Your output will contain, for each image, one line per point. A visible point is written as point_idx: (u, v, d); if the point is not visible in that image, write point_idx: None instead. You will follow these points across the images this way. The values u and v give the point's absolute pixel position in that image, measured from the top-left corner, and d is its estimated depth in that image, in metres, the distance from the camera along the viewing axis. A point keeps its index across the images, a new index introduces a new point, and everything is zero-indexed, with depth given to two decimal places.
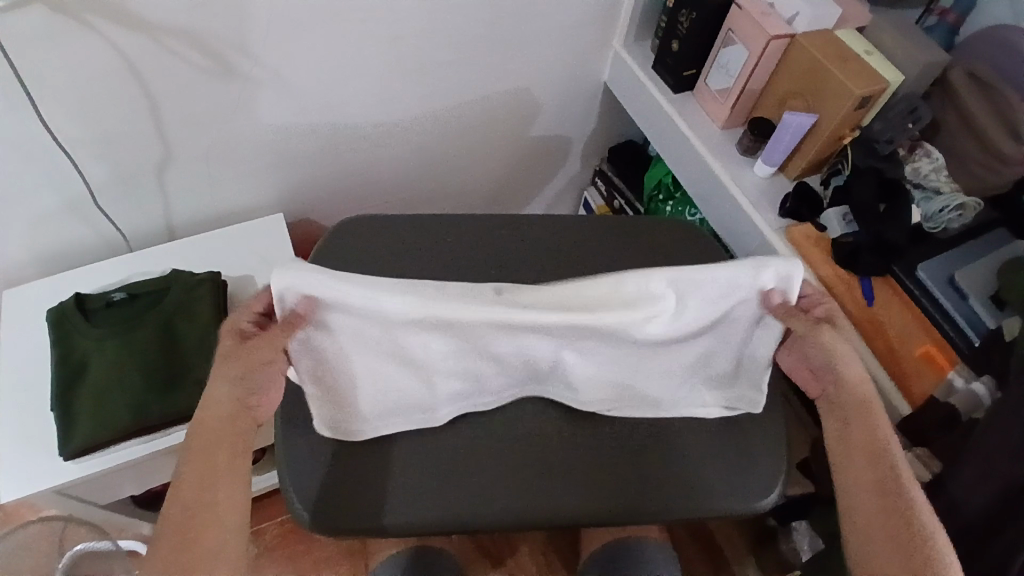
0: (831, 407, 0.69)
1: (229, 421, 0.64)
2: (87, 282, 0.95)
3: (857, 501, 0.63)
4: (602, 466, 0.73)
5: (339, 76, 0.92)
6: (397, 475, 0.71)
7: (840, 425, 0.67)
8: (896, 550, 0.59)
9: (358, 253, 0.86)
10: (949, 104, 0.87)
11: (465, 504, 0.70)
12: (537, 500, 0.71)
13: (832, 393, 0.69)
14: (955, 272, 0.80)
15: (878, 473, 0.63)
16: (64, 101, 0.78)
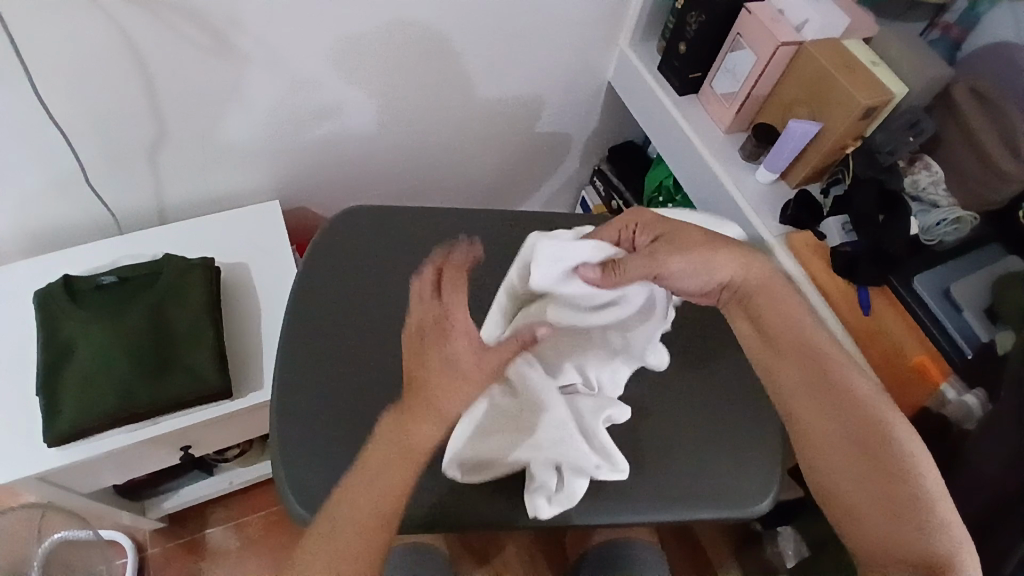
0: (737, 297, 0.72)
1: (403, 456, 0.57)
2: (75, 264, 0.93)
3: (782, 380, 0.68)
4: (644, 460, 0.75)
5: (342, 63, 0.90)
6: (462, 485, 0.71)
7: (747, 313, 0.71)
8: (816, 406, 0.64)
9: (358, 246, 0.85)
10: (951, 118, 0.88)
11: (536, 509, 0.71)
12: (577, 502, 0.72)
13: (735, 286, 0.72)
14: (950, 285, 0.82)
15: (794, 354, 0.68)
16: (59, 75, 0.75)
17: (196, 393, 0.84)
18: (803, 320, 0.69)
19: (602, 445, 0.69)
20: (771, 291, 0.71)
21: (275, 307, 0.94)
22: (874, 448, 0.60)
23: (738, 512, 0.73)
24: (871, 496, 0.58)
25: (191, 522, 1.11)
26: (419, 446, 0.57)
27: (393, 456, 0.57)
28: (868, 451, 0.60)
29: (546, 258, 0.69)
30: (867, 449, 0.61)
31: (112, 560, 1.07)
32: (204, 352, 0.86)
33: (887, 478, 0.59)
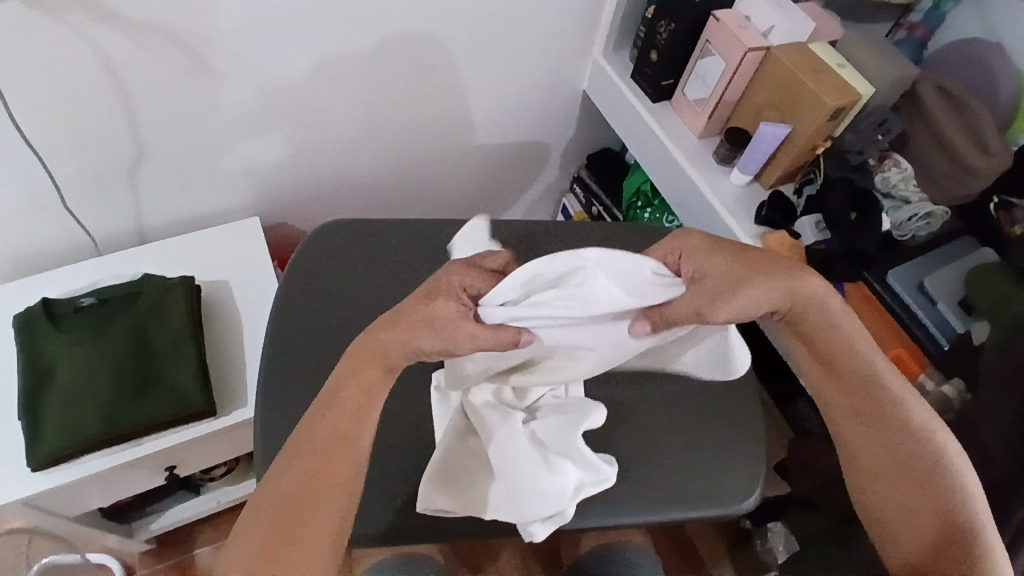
0: (794, 324, 0.67)
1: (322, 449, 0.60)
2: (54, 287, 0.92)
3: (834, 410, 0.69)
4: (631, 462, 0.75)
5: (320, 78, 0.91)
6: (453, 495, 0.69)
7: (803, 339, 0.69)
8: (870, 447, 0.67)
9: (339, 258, 0.85)
10: (918, 117, 0.90)
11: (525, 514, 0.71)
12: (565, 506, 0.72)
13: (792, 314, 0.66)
14: (924, 279, 0.83)
15: (847, 390, 0.68)
16: (35, 97, 0.75)
17: (180, 412, 0.83)
18: (863, 348, 0.67)
19: (587, 460, 0.70)
20: (823, 306, 0.65)
21: (258, 323, 0.94)
22: (923, 489, 0.64)
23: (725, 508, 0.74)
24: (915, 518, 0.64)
25: (180, 544, 1.10)
26: (337, 471, 0.60)
27: (307, 460, 0.59)
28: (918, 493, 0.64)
29: (582, 281, 0.61)
30: (917, 490, 0.64)
31: None
32: (186, 370, 0.85)
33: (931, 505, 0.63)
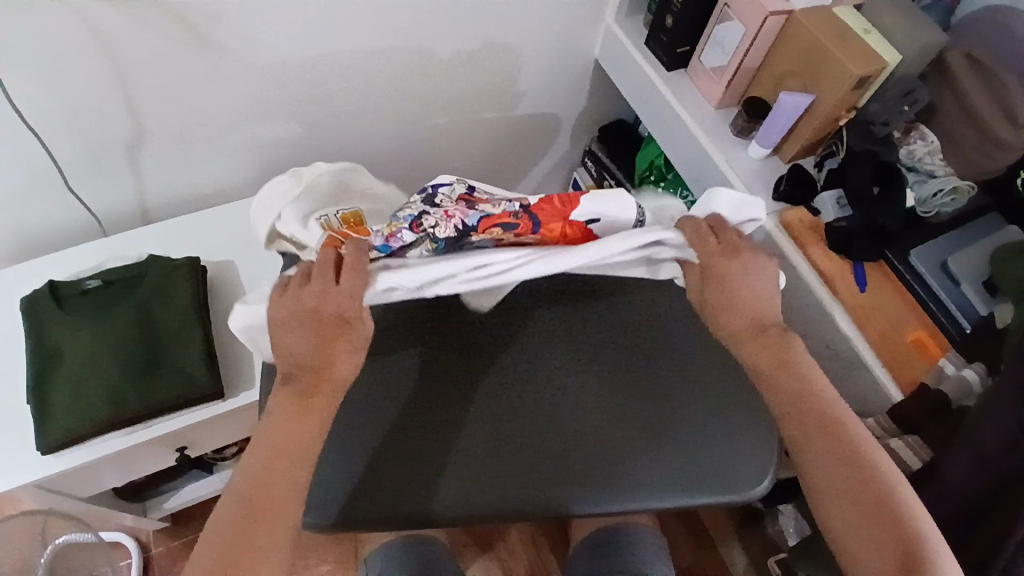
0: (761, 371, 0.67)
1: (306, 398, 0.62)
2: (61, 268, 0.91)
3: (799, 426, 0.63)
4: (634, 444, 0.72)
5: (320, 52, 0.88)
6: (449, 467, 0.70)
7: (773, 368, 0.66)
8: (840, 468, 0.60)
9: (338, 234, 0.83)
10: (948, 88, 0.85)
11: (529, 496, 0.69)
12: (586, 488, 0.70)
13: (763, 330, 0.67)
14: (947, 258, 0.80)
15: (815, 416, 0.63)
16: (29, 76, 0.73)
17: (187, 396, 0.83)
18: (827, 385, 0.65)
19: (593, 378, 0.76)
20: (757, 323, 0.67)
21: None
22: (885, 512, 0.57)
23: (739, 488, 0.71)
24: (865, 539, 0.57)
25: (195, 521, 1.12)
26: (321, 399, 0.62)
27: (292, 402, 0.62)
28: (883, 513, 0.57)
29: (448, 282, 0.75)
30: (882, 516, 0.57)
31: (119, 561, 1.08)
32: (192, 351, 0.85)
33: (886, 519, 0.57)
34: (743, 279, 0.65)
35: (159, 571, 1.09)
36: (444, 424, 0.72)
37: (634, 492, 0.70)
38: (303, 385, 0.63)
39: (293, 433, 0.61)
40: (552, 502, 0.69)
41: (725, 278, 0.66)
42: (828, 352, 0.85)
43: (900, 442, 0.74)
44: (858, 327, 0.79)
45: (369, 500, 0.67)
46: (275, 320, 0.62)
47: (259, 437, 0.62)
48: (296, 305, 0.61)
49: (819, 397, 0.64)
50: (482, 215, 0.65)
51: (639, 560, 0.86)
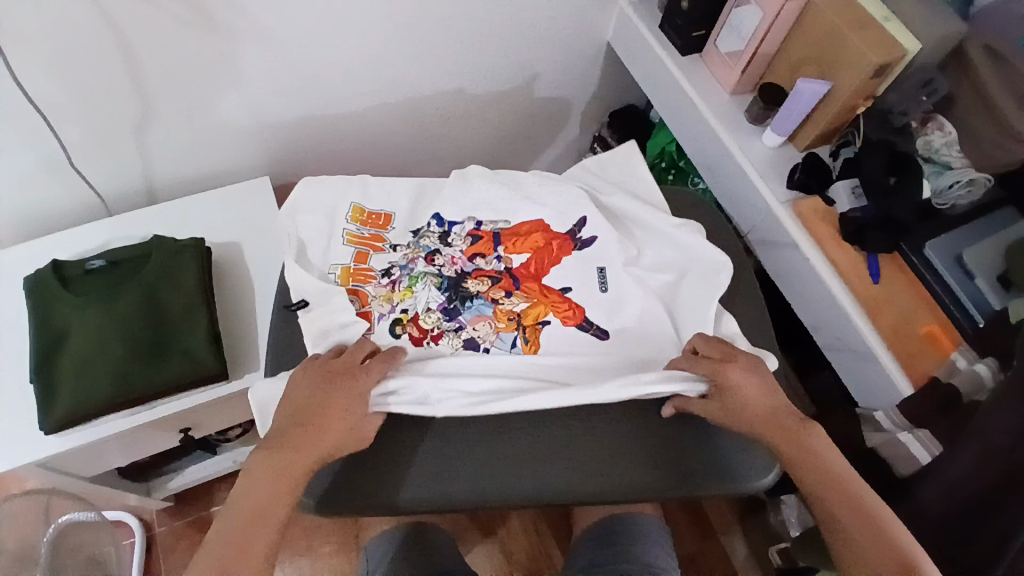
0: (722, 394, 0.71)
1: (308, 411, 0.65)
2: (65, 248, 0.90)
3: (800, 463, 0.67)
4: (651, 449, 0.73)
5: (328, 33, 0.86)
6: (405, 464, 0.70)
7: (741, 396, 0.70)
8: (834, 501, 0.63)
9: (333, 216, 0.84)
10: (966, 78, 0.82)
11: (502, 484, 0.69)
12: (573, 482, 0.70)
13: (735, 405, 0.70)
14: (963, 251, 0.79)
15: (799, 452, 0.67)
16: (32, 57, 0.72)
17: (191, 379, 0.82)
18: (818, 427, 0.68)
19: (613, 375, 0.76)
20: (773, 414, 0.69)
21: (268, 288, 0.92)
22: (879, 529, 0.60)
23: (698, 486, 0.71)
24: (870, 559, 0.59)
25: (198, 501, 1.13)
26: (327, 435, 0.64)
27: (296, 427, 0.64)
28: (881, 531, 0.60)
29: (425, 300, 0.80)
30: (878, 533, 0.60)
31: (122, 540, 1.08)
32: (197, 334, 0.84)
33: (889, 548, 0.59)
34: (737, 373, 0.71)
35: (162, 550, 1.09)
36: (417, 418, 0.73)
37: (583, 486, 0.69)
38: (298, 415, 0.65)
39: (287, 485, 0.62)
40: (508, 493, 0.69)
41: (727, 377, 0.70)
42: (838, 345, 0.84)
43: (910, 437, 0.73)
44: (869, 318, 0.79)
45: (355, 493, 0.68)
46: (294, 389, 0.67)
47: (256, 456, 0.63)
48: (324, 379, 0.67)
49: (812, 456, 0.66)
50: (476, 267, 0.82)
51: (644, 549, 0.86)
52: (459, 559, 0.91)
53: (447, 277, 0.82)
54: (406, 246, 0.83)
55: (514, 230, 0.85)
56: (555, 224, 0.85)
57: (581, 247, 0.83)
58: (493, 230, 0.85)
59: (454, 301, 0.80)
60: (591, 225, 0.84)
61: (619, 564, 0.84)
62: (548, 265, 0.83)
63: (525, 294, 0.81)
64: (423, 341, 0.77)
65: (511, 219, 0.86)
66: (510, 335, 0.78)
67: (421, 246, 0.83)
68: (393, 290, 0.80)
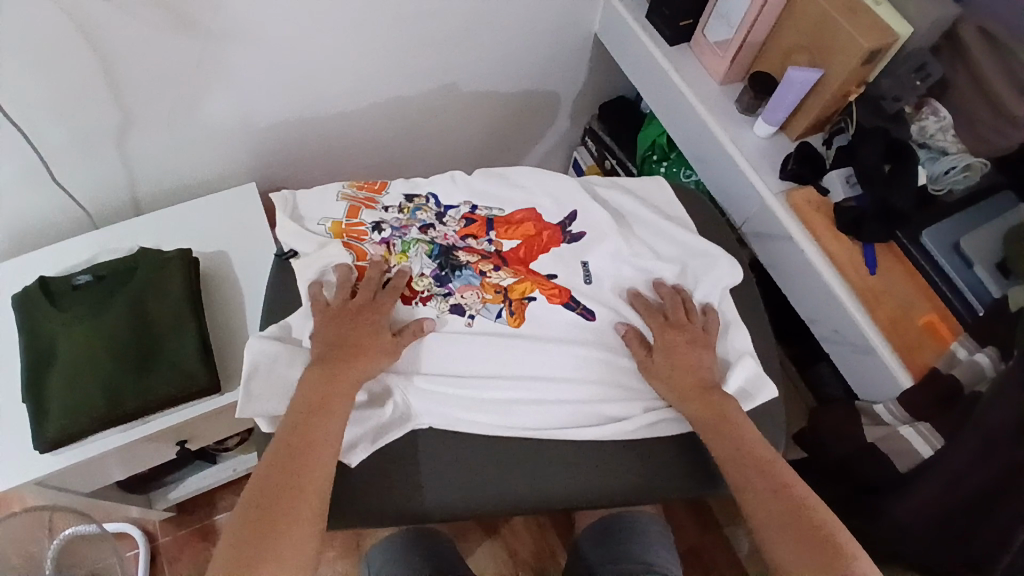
0: (667, 344, 0.73)
1: (329, 380, 0.66)
2: (53, 262, 0.90)
3: (717, 438, 0.68)
4: (656, 452, 0.71)
5: (310, 34, 0.85)
6: (424, 471, 0.69)
7: (669, 354, 0.73)
8: (761, 480, 0.64)
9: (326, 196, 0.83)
10: (959, 61, 0.81)
11: (525, 489, 0.69)
12: (587, 484, 0.69)
13: (680, 343, 0.73)
14: (960, 238, 0.78)
15: (709, 414, 0.69)
16: (11, 68, 0.70)
17: (182, 391, 0.81)
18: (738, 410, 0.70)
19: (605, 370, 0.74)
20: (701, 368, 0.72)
21: (258, 297, 0.91)
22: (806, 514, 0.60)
23: (689, 485, 0.71)
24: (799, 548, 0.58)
25: (200, 509, 1.13)
26: (338, 402, 0.65)
27: (313, 395, 0.65)
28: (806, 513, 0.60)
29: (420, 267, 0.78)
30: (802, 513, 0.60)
31: (125, 551, 1.08)
32: (187, 346, 0.83)
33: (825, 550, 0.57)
34: (699, 344, 0.74)
35: (166, 558, 1.09)
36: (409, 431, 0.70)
37: (580, 492, 0.69)
38: (330, 360, 0.67)
39: (308, 460, 0.61)
40: (510, 500, 0.68)
41: (676, 339, 0.74)
42: (836, 336, 0.83)
43: (911, 430, 0.72)
44: (867, 310, 0.78)
45: (365, 497, 0.67)
46: (320, 334, 0.70)
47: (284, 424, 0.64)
48: (348, 320, 0.71)
49: (732, 431, 0.68)
50: (466, 246, 0.80)
51: (645, 546, 0.86)
52: (461, 564, 0.91)
53: (438, 246, 0.80)
54: (401, 213, 0.82)
55: (508, 218, 0.83)
56: (547, 214, 0.84)
57: (569, 241, 0.82)
58: (487, 215, 0.83)
59: (444, 268, 0.78)
60: (582, 220, 0.83)
61: (620, 564, 0.83)
62: (538, 252, 0.81)
63: (513, 271, 0.79)
64: (412, 301, 0.76)
65: (505, 207, 0.84)
66: (496, 307, 0.76)
67: (415, 217, 0.82)
68: (389, 251, 0.79)
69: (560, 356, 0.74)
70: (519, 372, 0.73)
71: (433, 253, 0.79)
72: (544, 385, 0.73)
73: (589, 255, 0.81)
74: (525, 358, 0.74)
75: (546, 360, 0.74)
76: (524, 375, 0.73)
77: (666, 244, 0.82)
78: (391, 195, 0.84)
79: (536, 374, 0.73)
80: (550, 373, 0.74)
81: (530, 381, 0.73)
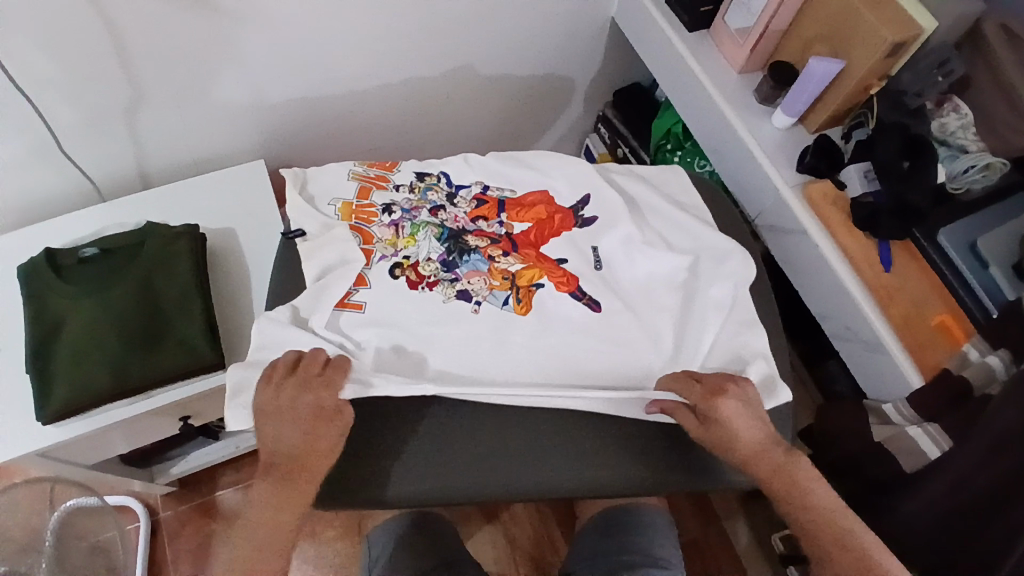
0: (703, 417, 0.67)
1: (306, 446, 0.64)
2: (60, 234, 0.89)
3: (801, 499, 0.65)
4: (668, 439, 0.72)
5: (323, 11, 0.83)
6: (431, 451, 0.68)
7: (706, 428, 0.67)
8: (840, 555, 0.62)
9: (338, 177, 0.82)
10: (984, 58, 0.79)
11: (544, 473, 0.68)
12: (611, 470, 0.69)
13: (712, 422, 0.67)
14: (977, 238, 0.76)
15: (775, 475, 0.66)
16: (19, 39, 0.69)
17: (186, 368, 0.81)
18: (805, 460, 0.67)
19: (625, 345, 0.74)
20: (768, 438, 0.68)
21: (264, 276, 0.90)
22: None
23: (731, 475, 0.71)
24: None
25: (202, 485, 1.13)
26: (312, 470, 0.64)
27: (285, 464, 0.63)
28: None
29: (425, 251, 0.77)
30: None
31: (127, 524, 1.09)
32: (192, 324, 0.83)
33: None
34: (738, 413, 0.67)
35: (168, 533, 1.10)
36: (398, 409, 0.70)
37: (601, 478, 0.69)
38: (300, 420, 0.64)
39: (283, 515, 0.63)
40: (508, 486, 0.67)
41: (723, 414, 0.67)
42: (847, 334, 0.82)
43: (919, 431, 0.72)
44: (880, 308, 0.77)
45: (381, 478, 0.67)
46: (280, 428, 0.63)
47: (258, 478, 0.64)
48: (296, 411, 0.64)
49: (802, 492, 0.65)
50: (476, 229, 0.80)
51: (645, 537, 0.86)
52: (460, 548, 0.91)
53: (448, 229, 0.79)
54: (411, 194, 0.82)
55: (519, 200, 0.82)
56: (560, 199, 0.83)
57: (581, 225, 0.81)
58: (498, 197, 0.83)
59: (452, 252, 0.78)
60: (594, 205, 0.82)
61: (619, 555, 0.84)
62: (548, 236, 0.80)
63: (522, 257, 0.78)
64: (419, 285, 0.75)
65: (517, 189, 0.84)
66: (503, 293, 0.75)
67: (426, 198, 0.81)
68: (397, 235, 0.78)
69: (578, 337, 0.74)
70: (541, 350, 0.73)
71: (440, 236, 0.79)
72: (563, 361, 0.72)
73: (600, 241, 0.80)
74: (549, 338, 0.73)
75: (565, 340, 0.73)
76: (542, 351, 0.73)
77: (681, 236, 0.81)
78: (401, 174, 0.84)
79: (532, 360, 0.72)
80: (568, 351, 0.73)
81: (552, 359, 0.72)
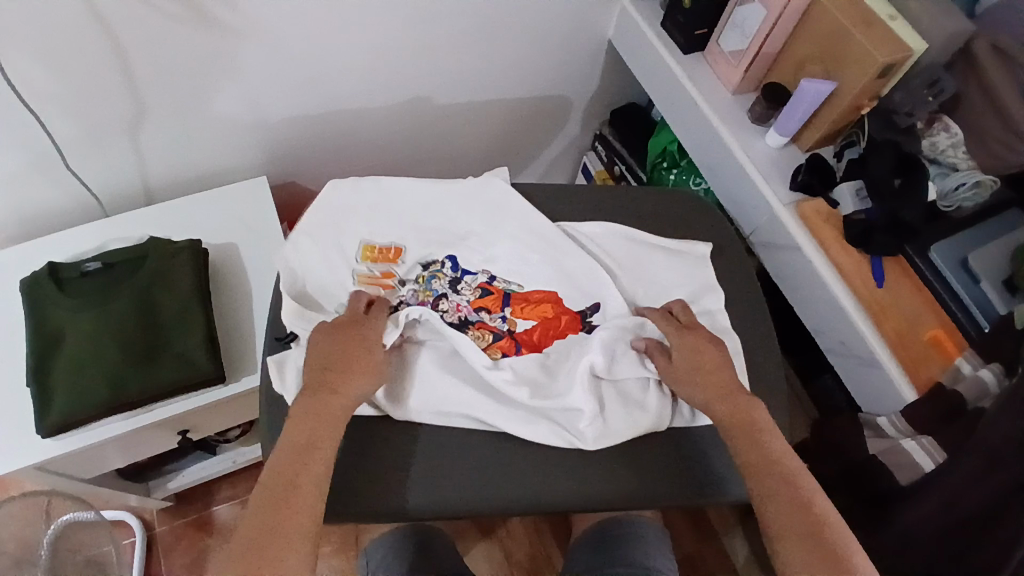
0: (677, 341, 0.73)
1: (340, 359, 0.66)
2: (63, 248, 0.90)
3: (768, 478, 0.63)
4: (664, 456, 0.72)
5: (324, 29, 0.85)
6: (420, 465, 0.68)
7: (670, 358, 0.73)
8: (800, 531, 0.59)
9: (355, 203, 0.81)
10: (973, 78, 0.81)
11: (541, 489, 0.68)
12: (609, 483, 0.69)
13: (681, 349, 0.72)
14: (967, 255, 0.78)
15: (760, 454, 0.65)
16: (27, 52, 0.71)
17: (184, 381, 0.81)
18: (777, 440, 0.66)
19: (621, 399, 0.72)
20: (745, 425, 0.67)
21: (265, 289, 0.91)
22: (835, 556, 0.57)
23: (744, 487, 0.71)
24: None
25: (198, 501, 1.13)
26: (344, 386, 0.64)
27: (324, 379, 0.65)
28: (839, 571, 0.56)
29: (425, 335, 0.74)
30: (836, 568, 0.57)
31: (122, 540, 1.09)
32: (191, 337, 0.83)
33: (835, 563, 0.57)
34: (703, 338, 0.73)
35: (163, 549, 1.09)
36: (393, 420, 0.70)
37: (603, 493, 0.69)
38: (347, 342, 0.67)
39: (318, 436, 0.62)
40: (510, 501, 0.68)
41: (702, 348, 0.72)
42: (842, 349, 0.83)
43: (913, 444, 0.72)
44: (874, 324, 0.78)
45: (369, 495, 0.66)
46: (318, 345, 0.67)
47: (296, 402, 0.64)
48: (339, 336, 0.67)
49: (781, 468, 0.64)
50: (479, 319, 0.77)
51: (642, 551, 0.86)
52: (457, 562, 0.90)
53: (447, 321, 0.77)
54: (417, 283, 0.79)
55: (525, 294, 0.80)
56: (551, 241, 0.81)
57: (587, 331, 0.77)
58: (505, 288, 0.80)
59: None
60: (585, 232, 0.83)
61: (617, 567, 0.83)
62: (553, 338, 0.77)
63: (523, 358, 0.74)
64: None
65: (526, 283, 0.81)
66: None
67: (430, 288, 0.79)
68: None
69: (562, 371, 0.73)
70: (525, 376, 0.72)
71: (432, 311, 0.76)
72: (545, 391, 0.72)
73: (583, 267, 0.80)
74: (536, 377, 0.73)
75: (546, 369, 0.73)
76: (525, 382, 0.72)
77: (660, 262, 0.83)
78: (406, 264, 0.80)
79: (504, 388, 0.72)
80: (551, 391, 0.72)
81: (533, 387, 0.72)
